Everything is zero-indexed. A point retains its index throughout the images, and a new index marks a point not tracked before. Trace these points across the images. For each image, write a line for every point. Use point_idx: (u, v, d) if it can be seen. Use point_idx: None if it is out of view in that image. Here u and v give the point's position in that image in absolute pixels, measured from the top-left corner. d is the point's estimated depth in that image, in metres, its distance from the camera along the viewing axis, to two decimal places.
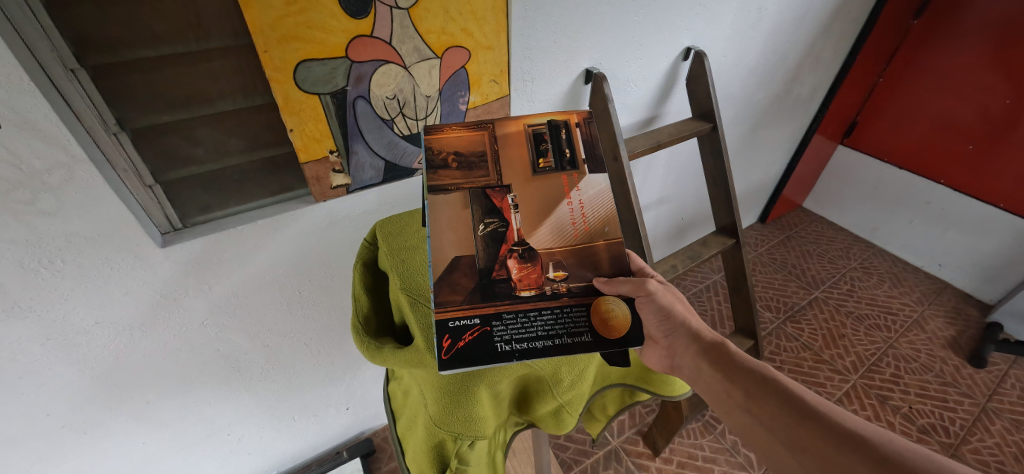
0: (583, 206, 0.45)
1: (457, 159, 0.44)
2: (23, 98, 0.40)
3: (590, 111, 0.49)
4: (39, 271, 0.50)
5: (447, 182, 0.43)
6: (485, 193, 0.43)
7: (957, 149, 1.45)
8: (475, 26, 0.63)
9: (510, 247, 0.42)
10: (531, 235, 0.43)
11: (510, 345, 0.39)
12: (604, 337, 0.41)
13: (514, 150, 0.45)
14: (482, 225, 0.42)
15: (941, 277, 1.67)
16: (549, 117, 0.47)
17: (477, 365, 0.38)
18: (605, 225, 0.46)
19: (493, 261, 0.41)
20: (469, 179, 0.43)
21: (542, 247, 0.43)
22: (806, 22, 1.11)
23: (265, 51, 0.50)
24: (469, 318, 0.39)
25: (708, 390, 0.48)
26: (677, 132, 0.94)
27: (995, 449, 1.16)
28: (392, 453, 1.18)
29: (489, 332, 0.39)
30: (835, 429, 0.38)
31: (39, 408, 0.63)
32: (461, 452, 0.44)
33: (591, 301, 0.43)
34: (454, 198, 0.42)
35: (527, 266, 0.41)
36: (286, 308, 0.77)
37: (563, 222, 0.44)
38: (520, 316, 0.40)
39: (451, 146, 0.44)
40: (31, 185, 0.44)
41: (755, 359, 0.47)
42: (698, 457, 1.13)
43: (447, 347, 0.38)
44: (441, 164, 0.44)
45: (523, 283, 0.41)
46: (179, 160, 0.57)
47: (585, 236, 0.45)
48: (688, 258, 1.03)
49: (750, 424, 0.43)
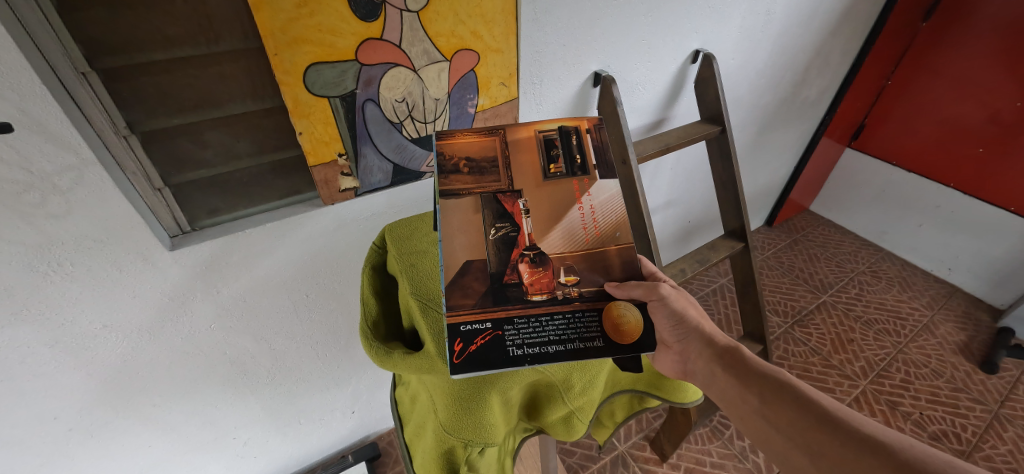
0: (593, 210, 0.45)
1: (469, 164, 0.44)
2: (35, 101, 0.40)
3: (601, 118, 0.49)
4: (48, 274, 0.50)
5: (458, 187, 0.43)
6: (497, 197, 0.43)
7: (967, 152, 1.44)
8: (485, 29, 0.62)
9: (522, 252, 0.41)
10: (542, 240, 0.42)
11: (522, 350, 0.38)
12: (616, 342, 0.41)
13: (526, 156, 0.45)
14: (494, 229, 0.41)
15: (951, 281, 1.65)
16: (559, 124, 0.47)
17: (489, 370, 0.37)
18: (616, 230, 0.45)
19: (504, 265, 0.40)
20: (481, 184, 0.43)
21: (553, 252, 0.42)
22: (814, 24, 1.10)
23: (276, 54, 0.50)
24: (481, 322, 0.38)
25: (722, 397, 0.47)
26: (685, 134, 0.93)
27: (1008, 456, 1.14)
28: (397, 458, 1.16)
29: (500, 335, 0.38)
30: (855, 436, 0.37)
31: (45, 412, 0.63)
32: (471, 459, 0.43)
33: (602, 307, 0.42)
34: (465, 203, 0.42)
35: (538, 271, 0.40)
36: (292, 311, 0.76)
37: (573, 227, 0.44)
38: (531, 321, 0.39)
39: (463, 152, 0.44)
40: (42, 189, 0.44)
41: (768, 363, 0.46)
42: (706, 462, 1.12)
43: (458, 351, 0.37)
44: (452, 169, 0.44)
45: (535, 287, 0.40)
46: (188, 163, 0.57)
47: (597, 240, 0.44)
48: (697, 263, 1.02)
49: (765, 429, 0.42)
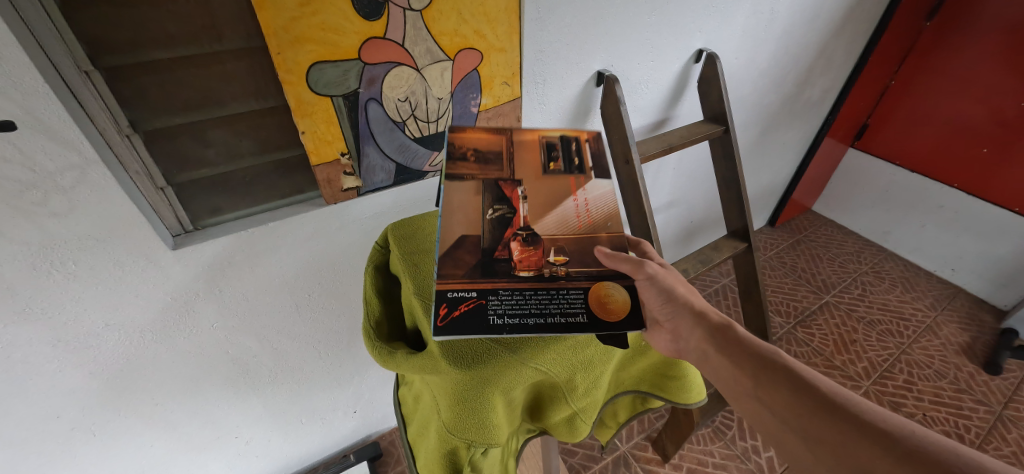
0: (587, 202, 0.47)
1: (475, 154, 0.47)
2: (38, 100, 0.40)
3: (599, 131, 0.54)
4: (51, 273, 0.50)
5: (463, 172, 0.46)
6: (497, 183, 0.46)
7: (971, 152, 1.43)
8: (488, 28, 0.62)
9: (515, 232, 0.43)
10: (535, 223, 0.44)
11: (502, 319, 0.37)
12: (602, 318, 0.39)
13: (528, 153, 0.49)
14: (490, 211, 0.44)
15: (954, 282, 1.64)
16: (561, 132, 0.52)
17: (466, 334, 0.36)
18: (608, 221, 0.46)
19: (496, 243, 0.42)
20: (484, 170, 0.46)
21: (546, 233, 0.43)
22: (818, 23, 1.09)
23: (279, 53, 0.49)
24: (466, 290, 0.38)
25: (716, 379, 0.46)
26: (688, 134, 0.93)
27: (1010, 457, 1.13)
28: (398, 458, 1.16)
29: (483, 304, 0.38)
30: (855, 422, 0.36)
31: (49, 411, 0.63)
32: (473, 460, 0.43)
33: (590, 286, 0.41)
34: (467, 185, 0.45)
35: (528, 249, 0.42)
36: (294, 310, 0.76)
37: (567, 215, 0.46)
38: (516, 294, 0.39)
39: (471, 143, 0.48)
40: (44, 187, 0.44)
41: (764, 343, 0.45)
42: (708, 463, 1.12)
43: (441, 314, 0.37)
44: (460, 157, 0.47)
45: (523, 263, 0.41)
46: (190, 162, 0.57)
47: (589, 227, 0.45)
48: (700, 262, 1.01)
49: (761, 412, 0.41)
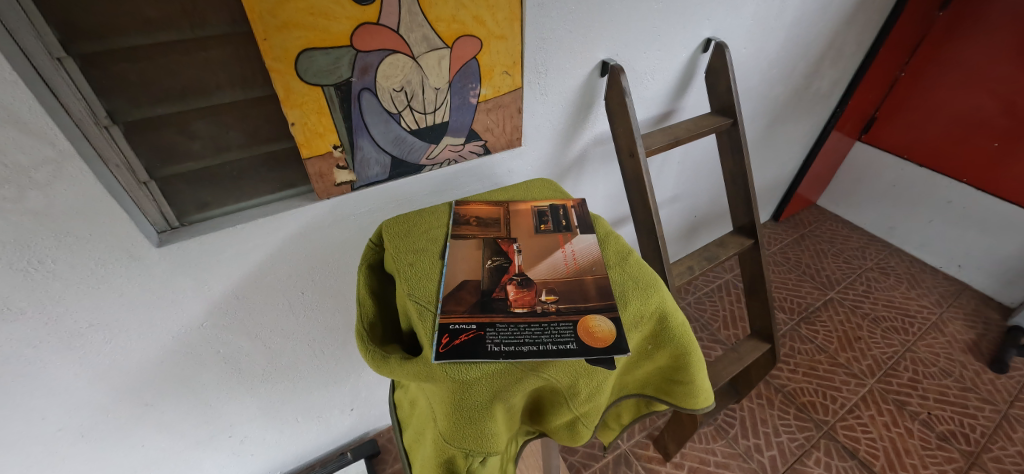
0: (574, 252, 0.54)
1: (477, 220, 0.59)
2: (7, 91, 0.37)
3: (583, 198, 0.65)
4: (29, 272, 0.48)
5: (466, 233, 0.57)
6: (495, 241, 0.55)
7: (981, 146, 1.40)
8: (488, 14, 0.59)
9: (511, 277, 0.50)
10: (529, 269, 0.51)
11: (499, 347, 0.41)
12: (588, 345, 0.42)
13: (522, 219, 0.60)
14: (490, 261, 0.52)
15: (960, 278, 1.62)
16: (550, 202, 0.64)
17: (464, 361, 0.40)
18: (592, 265, 0.52)
19: (494, 285, 0.49)
20: (484, 231, 0.57)
21: (538, 277, 0.50)
22: (830, 11, 1.06)
23: (265, 39, 0.46)
24: (467, 323, 0.44)
25: None
26: (695, 127, 0.90)
27: (1016, 457, 1.12)
28: (396, 455, 1.14)
29: (482, 335, 0.43)
30: None
31: (32, 412, 0.61)
32: (472, 469, 0.41)
33: (579, 319, 0.45)
34: (469, 242, 0.55)
35: (522, 290, 0.48)
36: (287, 307, 0.74)
37: (556, 262, 0.53)
38: (510, 327, 0.44)
39: (475, 213, 0.61)
40: (17, 182, 0.42)
41: None
42: (711, 461, 1.10)
43: (444, 342, 0.41)
44: (465, 222, 0.59)
45: (518, 301, 0.47)
46: (175, 156, 0.54)
47: (575, 271, 0.51)
48: (706, 259, 0.98)
49: None
